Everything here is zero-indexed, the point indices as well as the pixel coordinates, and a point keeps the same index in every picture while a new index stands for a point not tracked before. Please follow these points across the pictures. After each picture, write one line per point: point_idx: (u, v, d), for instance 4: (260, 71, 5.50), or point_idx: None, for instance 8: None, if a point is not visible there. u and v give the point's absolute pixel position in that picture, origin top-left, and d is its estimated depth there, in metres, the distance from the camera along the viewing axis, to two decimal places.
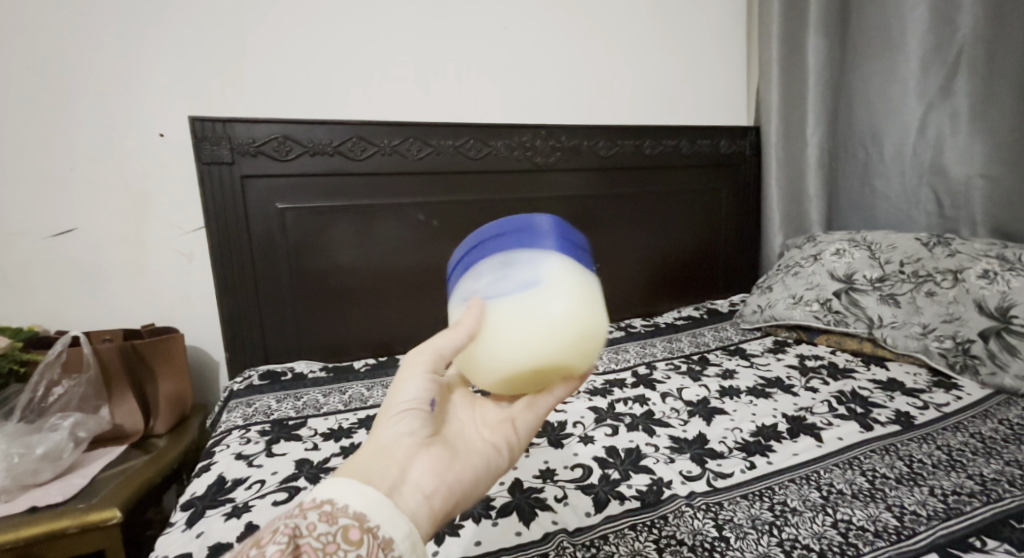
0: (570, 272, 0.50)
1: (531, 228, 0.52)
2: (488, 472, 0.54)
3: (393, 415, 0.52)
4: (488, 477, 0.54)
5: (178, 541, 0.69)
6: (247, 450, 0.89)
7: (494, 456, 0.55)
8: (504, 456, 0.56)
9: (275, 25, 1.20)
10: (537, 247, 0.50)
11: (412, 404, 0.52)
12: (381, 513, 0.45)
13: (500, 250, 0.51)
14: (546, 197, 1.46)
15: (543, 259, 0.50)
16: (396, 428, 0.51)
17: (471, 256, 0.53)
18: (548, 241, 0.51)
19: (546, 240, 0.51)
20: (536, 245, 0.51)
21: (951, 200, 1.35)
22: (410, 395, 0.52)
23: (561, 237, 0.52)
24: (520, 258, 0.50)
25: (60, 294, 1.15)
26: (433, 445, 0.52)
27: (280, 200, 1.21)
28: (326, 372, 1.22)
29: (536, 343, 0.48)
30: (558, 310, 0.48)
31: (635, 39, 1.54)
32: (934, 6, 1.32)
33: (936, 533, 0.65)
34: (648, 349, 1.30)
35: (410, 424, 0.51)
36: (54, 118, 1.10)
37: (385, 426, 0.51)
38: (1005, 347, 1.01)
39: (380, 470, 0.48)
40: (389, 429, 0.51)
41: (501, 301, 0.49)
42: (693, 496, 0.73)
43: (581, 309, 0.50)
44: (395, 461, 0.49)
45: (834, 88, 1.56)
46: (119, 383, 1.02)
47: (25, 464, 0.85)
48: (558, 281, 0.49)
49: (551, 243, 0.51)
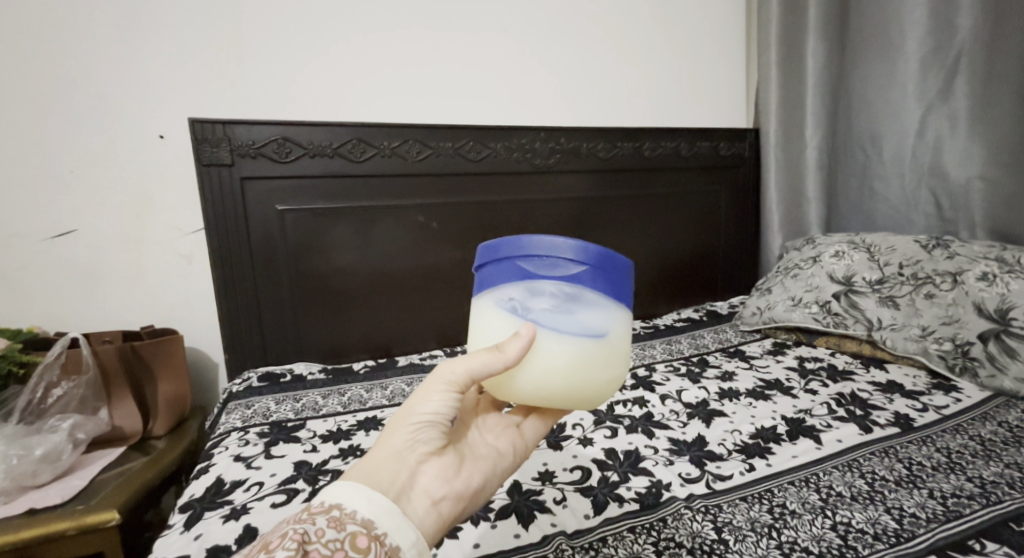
0: (622, 321, 0.52)
1: (604, 264, 0.51)
2: (496, 479, 0.56)
3: (409, 424, 0.51)
4: (495, 482, 0.56)
5: (176, 543, 0.69)
6: (246, 452, 0.89)
7: (501, 461, 0.56)
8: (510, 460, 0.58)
9: (276, 27, 1.20)
10: (605, 293, 0.51)
11: (430, 415, 0.51)
12: (389, 521, 0.46)
13: (568, 281, 0.50)
14: (545, 199, 1.46)
15: (608, 307, 0.51)
16: (410, 436, 0.51)
17: (532, 269, 0.51)
18: (615, 286, 0.51)
19: (613, 282, 0.51)
20: (605, 290, 0.51)
21: (950, 203, 1.35)
22: (429, 407, 0.51)
23: (623, 280, 0.53)
24: (588, 299, 0.50)
25: (60, 295, 1.15)
26: (444, 453, 0.52)
27: (280, 202, 1.21)
28: (326, 373, 1.22)
29: (580, 392, 0.51)
30: (608, 364, 0.52)
31: (635, 41, 1.54)
32: (933, 9, 1.32)
33: (934, 536, 0.65)
34: (648, 351, 1.30)
35: (425, 434, 0.51)
36: (54, 119, 1.10)
37: (398, 432, 0.51)
38: (1005, 349, 1.01)
39: (392, 478, 0.48)
40: (403, 436, 0.50)
41: (562, 341, 0.50)
42: (692, 499, 0.73)
43: (620, 360, 0.53)
44: (407, 469, 0.49)
45: (834, 90, 1.56)
46: (118, 384, 1.02)
47: (24, 466, 0.85)
48: (614, 334, 0.51)
49: (616, 287, 0.52)
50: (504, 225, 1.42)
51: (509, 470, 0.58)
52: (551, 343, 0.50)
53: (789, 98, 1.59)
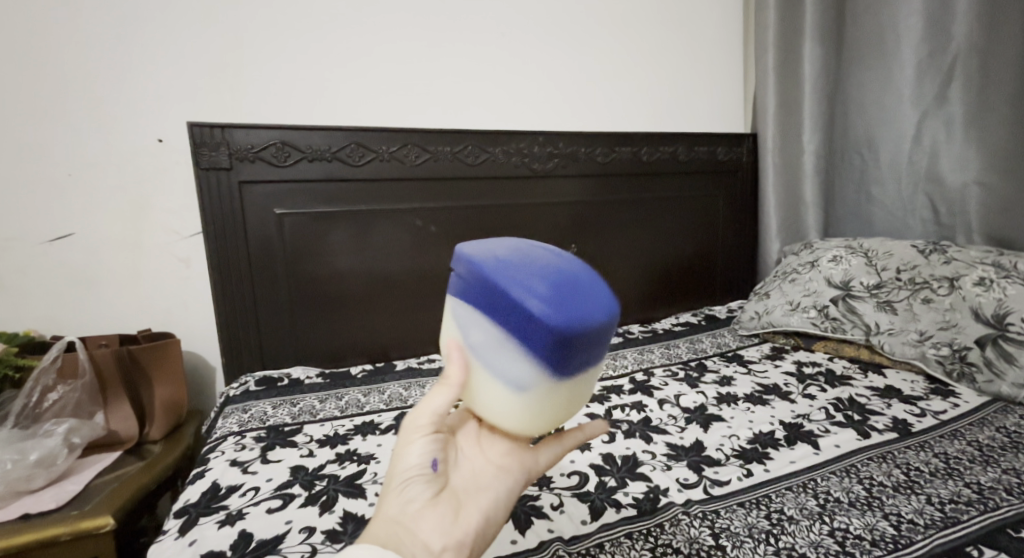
0: (577, 382, 0.52)
1: (561, 339, 0.48)
2: (505, 507, 0.53)
3: (396, 484, 0.50)
4: (505, 511, 0.53)
5: (170, 549, 0.69)
6: (242, 457, 0.89)
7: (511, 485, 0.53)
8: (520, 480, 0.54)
9: (276, 32, 1.20)
10: (558, 366, 0.49)
11: (412, 471, 0.50)
12: None
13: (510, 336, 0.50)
14: (544, 203, 1.46)
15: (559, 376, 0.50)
16: (403, 495, 0.49)
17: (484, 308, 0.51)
18: (571, 358, 0.49)
19: (568, 357, 0.49)
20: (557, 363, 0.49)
21: (947, 208, 1.36)
22: (408, 461, 0.50)
23: (586, 351, 0.50)
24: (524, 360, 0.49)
25: (56, 299, 1.15)
26: (443, 502, 0.50)
27: (278, 205, 1.21)
28: (324, 378, 1.21)
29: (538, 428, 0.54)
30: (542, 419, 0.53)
31: (633, 46, 1.55)
32: (929, 16, 1.33)
33: (932, 542, 0.65)
34: (646, 355, 1.30)
35: (416, 488, 0.49)
36: (53, 123, 1.10)
37: (389, 494, 0.49)
38: (1002, 354, 1.01)
39: (393, 545, 0.47)
40: (401, 488, 0.50)
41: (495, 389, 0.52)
42: (689, 504, 0.73)
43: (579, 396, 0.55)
44: (405, 531, 0.48)
45: (831, 96, 1.57)
46: (114, 387, 1.02)
47: (18, 471, 0.85)
48: (566, 392, 0.52)
49: (572, 360, 0.50)
50: (503, 229, 1.43)
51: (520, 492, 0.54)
52: (489, 387, 0.52)
53: (786, 104, 1.60)
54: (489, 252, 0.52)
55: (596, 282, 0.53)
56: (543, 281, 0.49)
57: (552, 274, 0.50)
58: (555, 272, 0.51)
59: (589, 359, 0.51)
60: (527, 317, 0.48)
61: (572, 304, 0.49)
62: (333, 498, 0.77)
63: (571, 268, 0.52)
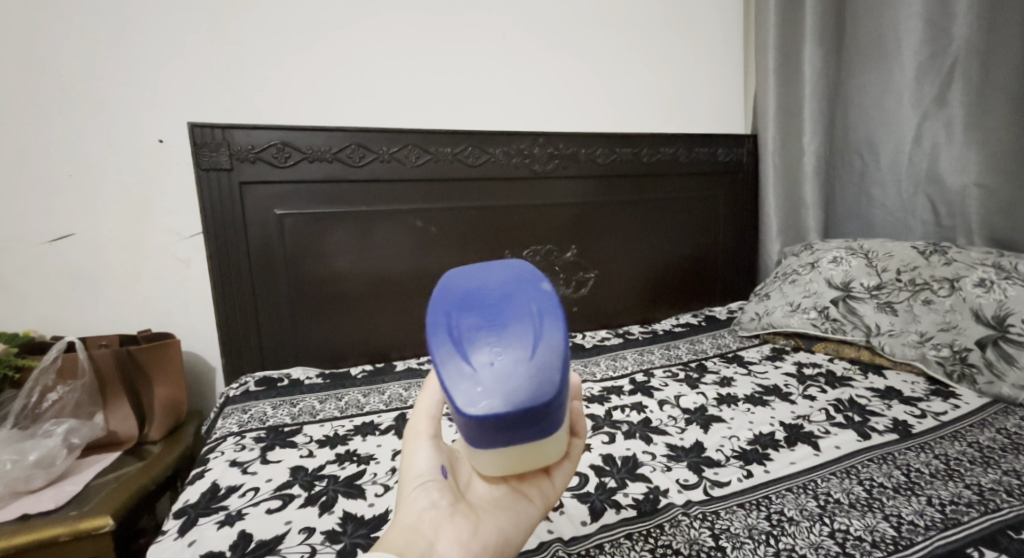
0: (528, 448, 0.53)
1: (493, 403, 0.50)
2: (520, 523, 0.56)
3: (411, 492, 0.56)
4: (520, 531, 0.56)
5: (169, 549, 0.69)
6: (242, 457, 0.88)
7: (522, 504, 0.57)
8: (534, 505, 0.57)
9: (278, 33, 1.20)
10: (496, 434, 0.51)
11: (424, 478, 0.57)
12: None
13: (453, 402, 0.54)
14: (545, 204, 1.46)
15: (501, 443, 0.52)
16: (416, 503, 0.55)
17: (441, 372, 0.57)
18: (507, 427, 0.51)
19: (502, 422, 0.51)
20: (494, 431, 0.51)
21: (947, 209, 1.36)
22: (419, 469, 0.57)
23: (522, 420, 0.51)
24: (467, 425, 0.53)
25: (56, 299, 1.15)
26: (457, 512, 0.55)
27: (279, 206, 1.21)
28: (324, 378, 1.21)
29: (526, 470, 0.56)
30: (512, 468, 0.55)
31: (634, 47, 1.55)
32: (929, 18, 1.33)
33: (932, 544, 0.65)
34: (647, 356, 1.30)
35: (429, 496, 0.55)
36: (54, 122, 1.10)
37: (406, 502, 0.55)
38: (1003, 356, 1.01)
39: (411, 549, 0.51)
40: (418, 502, 0.55)
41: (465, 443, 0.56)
42: (690, 505, 0.73)
43: (557, 446, 0.55)
44: (423, 537, 0.53)
45: (831, 97, 1.57)
46: (114, 388, 1.02)
47: (17, 471, 0.85)
48: (521, 454, 0.53)
49: (508, 428, 0.51)
50: (504, 230, 1.43)
51: (534, 516, 0.57)
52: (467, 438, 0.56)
53: (786, 106, 1.60)
54: (452, 297, 0.58)
55: (545, 338, 0.53)
56: (483, 344, 0.53)
57: (495, 335, 0.53)
58: (501, 332, 0.54)
59: (532, 426, 0.51)
60: (458, 386, 0.51)
61: (504, 371, 0.51)
62: (332, 498, 0.77)
63: (522, 323, 0.54)
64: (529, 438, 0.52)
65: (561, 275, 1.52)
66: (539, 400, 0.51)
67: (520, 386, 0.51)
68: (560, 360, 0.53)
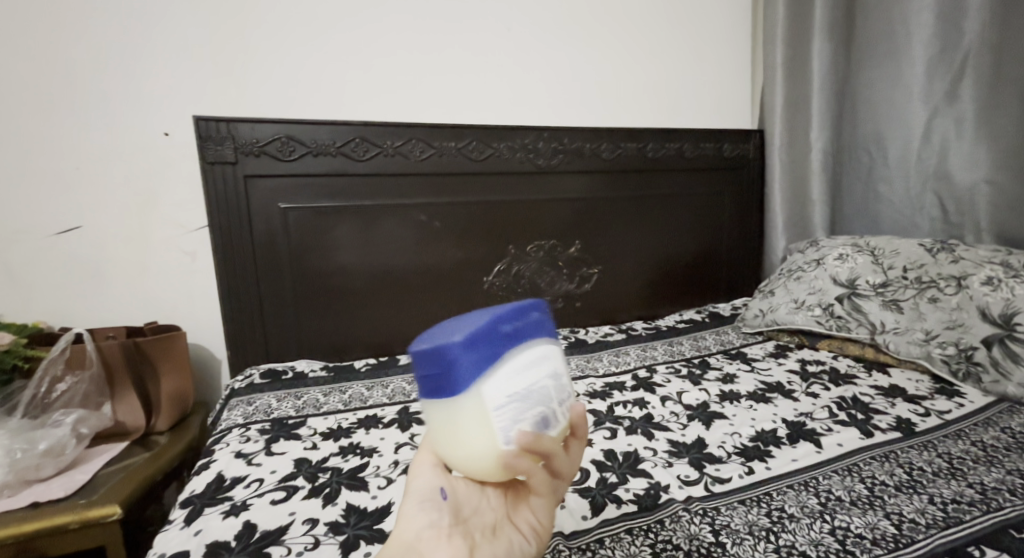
0: (463, 407, 0.47)
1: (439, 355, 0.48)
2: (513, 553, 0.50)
3: (411, 509, 0.50)
4: None
5: (176, 538, 0.69)
6: (247, 448, 0.90)
7: (515, 536, 0.50)
8: (526, 538, 0.51)
9: (284, 29, 1.21)
10: (434, 381, 0.47)
11: (427, 496, 0.51)
12: None
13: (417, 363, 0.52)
14: (547, 199, 1.46)
15: (439, 393, 0.47)
16: (415, 520, 0.49)
17: None
18: (439, 371, 0.47)
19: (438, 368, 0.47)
20: (431, 378, 0.47)
21: (955, 206, 1.34)
22: (422, 487, 0.51)
23: (445, 362, 0.46)
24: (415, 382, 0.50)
25: (64, 291, 1.16)
26: (457, 534, 0.49)
27: (282, 200, 1.22)
28: (328, 371, 1.22)
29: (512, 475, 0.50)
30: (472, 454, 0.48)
31: (639, 40, 1.54)
32: (940, 11, 1.31)
33: (933, 542, 0.64)
34: (649, 352, 1.30)
35: (428, 514, 0.49)
36: (61, 116, 1.11)
37: (406, 518, 0.50)
38: (1009, 354, 1.01)
39: None
40: (417, 522, 0.49)
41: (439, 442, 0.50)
42: (690, 501, 0.73)
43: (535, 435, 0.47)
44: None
45: (839, 92, 1.55)
46: (121, 380, 1.03)
47: (27, 460, 0.86)
48: (454, 421, 0.47)
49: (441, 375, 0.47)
50: (507, 225, 1.42)
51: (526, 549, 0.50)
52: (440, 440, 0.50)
53: (794, 102, 1.59)
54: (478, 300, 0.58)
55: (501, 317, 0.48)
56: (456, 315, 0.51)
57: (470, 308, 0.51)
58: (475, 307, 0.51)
59: (458, 374, 0.46)
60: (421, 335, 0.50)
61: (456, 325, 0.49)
62: (336, 490, 0.78)
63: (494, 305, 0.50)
64: (467, 390, 0.46)
65: (565, 271, 1.51)
66: (478, 345, 0.46)
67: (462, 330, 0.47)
68: (514, 315, 0.48)
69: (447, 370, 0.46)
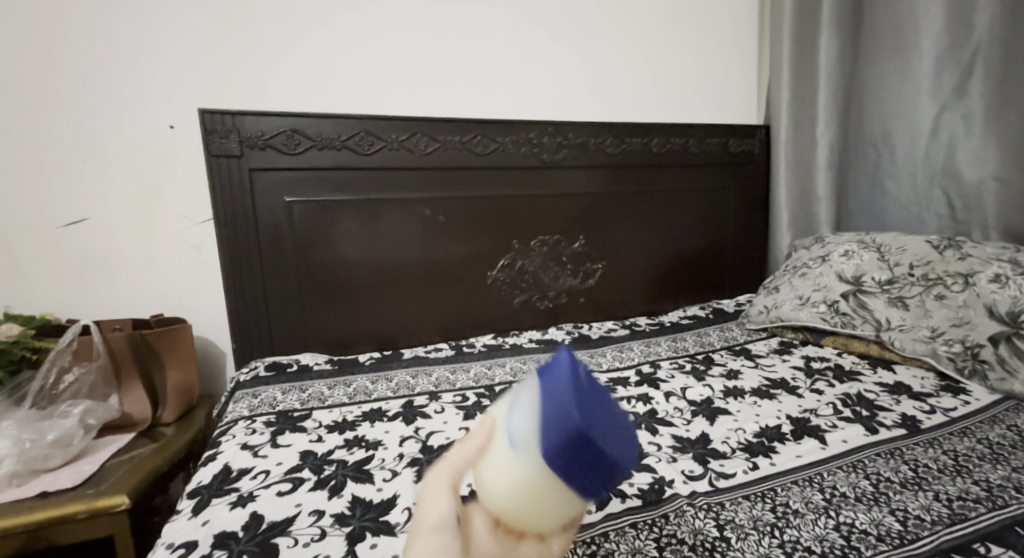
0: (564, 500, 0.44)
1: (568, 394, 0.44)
2: None
3: (424, 535, 0.45)
4: None
5: (183, 528, 0.70)
6: (253, 440, 0.90)
7: None
8: None
9: (289, 21, 1.20)
10: (550, 424, 0.42)
11: (446, 519, 0.46)
12: None
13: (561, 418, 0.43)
14: (552, 194, 1.45)
15: (541, 446, 0.43)
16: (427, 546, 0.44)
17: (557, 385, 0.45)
18: (557, 437, 0.42)
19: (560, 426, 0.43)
20: (550, 417, 0.43)
21: (963, 203, 1.34)
22: (439, 510, 0.46)
23: (603, 473, 0.43)
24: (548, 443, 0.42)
25: (70, 283, 1.17)
26: None
27: (287, 193, 1.22)
28: (332, 364, 1.23)
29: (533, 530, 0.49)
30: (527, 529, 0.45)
31: (644, 34, 1.52)
32: (951, 6, 1.30)
33: (939, 538, 0.64)
34: (653, 348, 1.30)
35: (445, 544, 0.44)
36: (67, 106, 1.11)
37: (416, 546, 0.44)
38: (1015, 352, 1.00)
39: None
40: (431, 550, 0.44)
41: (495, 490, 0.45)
42: (695, 496, 0.73)
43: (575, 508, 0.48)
44: None
45: (847, 87, 1.54)
46: (128, 371, 1.04)
47: (36, 450, 0.87)
48: (544, 503, 0.44)
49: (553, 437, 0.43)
50: (511, 220, 1.42)
51: None
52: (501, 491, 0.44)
53: (801, 97, 1.58)
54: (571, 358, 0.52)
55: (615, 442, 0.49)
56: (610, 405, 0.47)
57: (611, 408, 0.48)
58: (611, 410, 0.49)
59: (593, 487, 0.44)
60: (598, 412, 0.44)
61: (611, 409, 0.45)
62: (341, 482, 0.79)
63: None
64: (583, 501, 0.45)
65: (569, 266, 1.51)
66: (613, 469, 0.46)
67: (606, 433, 0.43)
68: None
69: (593, 479, 0.43)
